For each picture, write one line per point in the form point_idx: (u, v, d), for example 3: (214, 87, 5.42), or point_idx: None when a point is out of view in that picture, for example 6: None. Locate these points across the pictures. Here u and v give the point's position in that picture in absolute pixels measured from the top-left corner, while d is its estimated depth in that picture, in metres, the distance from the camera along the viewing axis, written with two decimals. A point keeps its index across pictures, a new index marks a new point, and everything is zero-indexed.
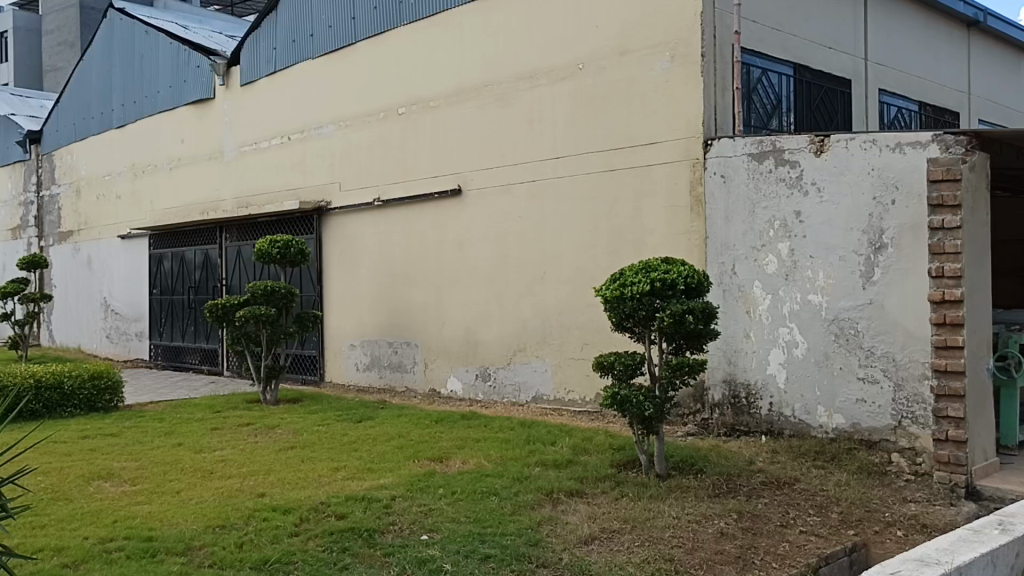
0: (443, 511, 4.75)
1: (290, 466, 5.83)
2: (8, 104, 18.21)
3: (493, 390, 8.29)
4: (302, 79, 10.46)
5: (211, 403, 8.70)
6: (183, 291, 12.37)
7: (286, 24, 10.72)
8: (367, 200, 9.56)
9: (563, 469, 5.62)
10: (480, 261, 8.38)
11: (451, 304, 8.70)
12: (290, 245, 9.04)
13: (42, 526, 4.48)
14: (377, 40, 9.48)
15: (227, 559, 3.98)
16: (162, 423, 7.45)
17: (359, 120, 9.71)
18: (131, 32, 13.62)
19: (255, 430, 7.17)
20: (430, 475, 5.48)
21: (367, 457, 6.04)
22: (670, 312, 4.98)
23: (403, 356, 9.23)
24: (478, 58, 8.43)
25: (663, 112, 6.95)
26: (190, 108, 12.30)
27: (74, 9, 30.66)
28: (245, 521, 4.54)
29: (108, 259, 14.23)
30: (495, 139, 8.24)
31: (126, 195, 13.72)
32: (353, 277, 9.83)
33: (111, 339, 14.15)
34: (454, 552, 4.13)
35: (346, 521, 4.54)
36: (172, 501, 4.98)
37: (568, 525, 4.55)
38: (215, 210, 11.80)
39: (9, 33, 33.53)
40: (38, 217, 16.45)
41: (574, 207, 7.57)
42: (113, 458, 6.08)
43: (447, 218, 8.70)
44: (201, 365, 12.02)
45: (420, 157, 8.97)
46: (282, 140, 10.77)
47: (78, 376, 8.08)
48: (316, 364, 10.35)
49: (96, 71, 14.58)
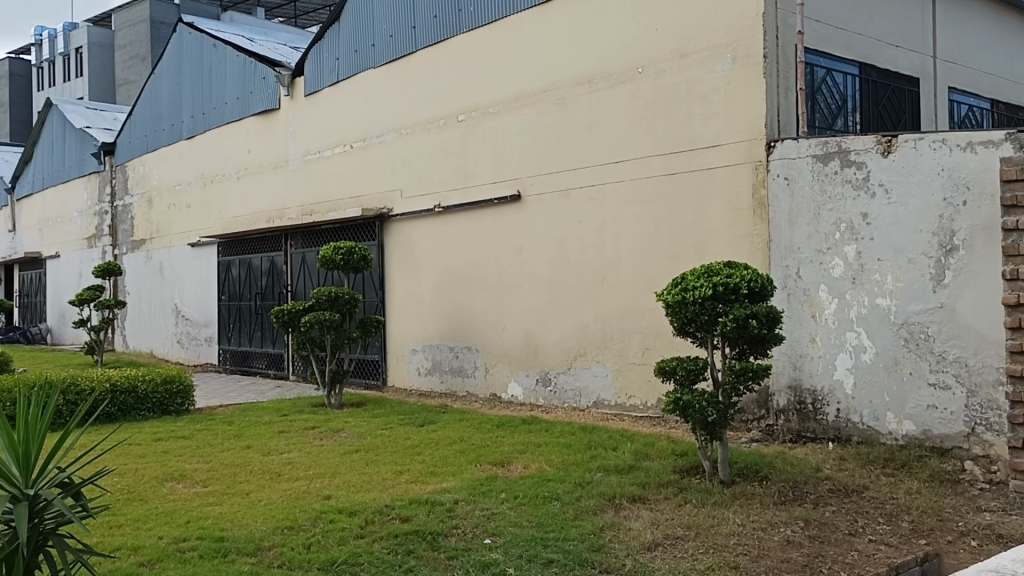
0: (506, 515, 4.78)
1: (355, 469, 5.93)
2: (84, 117, 18.90)
3: (554, 395, 8.30)
4: (364, 88, 10.63)
5: (277, 406, 8.89)
6: (250, 298, 12.66)
7: (348, 34, 10.91)
8: (427, 206, 9.67)
9: (625, 474, 5.60)
10: (540, 266, 8.40)
11: (511, 308, 8.74)
12: (353, 251, 9.19)
13: (119, 525, 4.64)
14: (436, 48, 9.59)
15: (296, 559, 4.07)
16: (231, 426, 7.65)
17: (419, 127, 9.83)
18: (199, 45, 14.00)
19: (320, 433, 7.31)
20: (492, 479, 5.52)
21: (430, 460, 6.11)
22: (732, 316, 4.93)
23: (464, 360, 9.30)
24: (537, 63, 8.46)
25: (725, 114, 6.88)
26: (256, 119, 12.59)
27: (145, 25, 31.76)
28: (312, 523, 4.63)
29: (179, 266, 14.65)
30: (554, 144, 8.26)
31: (196, 204, 14.11)
32: (414, 283, 9.94)
33: (182, 344, 14.56)
34: (517, 556, 4.15)
35: (410, 524, 4.60)
36: (242, 502, 5.11)
37: (631, 530, 4.54)
38: (280, 218, 12.05)
39: (84, 49, 34.85)
40: (112, 226, 17.02)
41: (634, 211, 7.54)
42: (185, 460, 6.26)
43: (507, 223, 8.74)
44: (268, 369, 12.29)
45: (479, 163, 9.03)
46: (344, 148, 10.95)
47: (151, 381, 8.33)
48: (379, 369, 10.49)
49: (167, 84, 15.02)
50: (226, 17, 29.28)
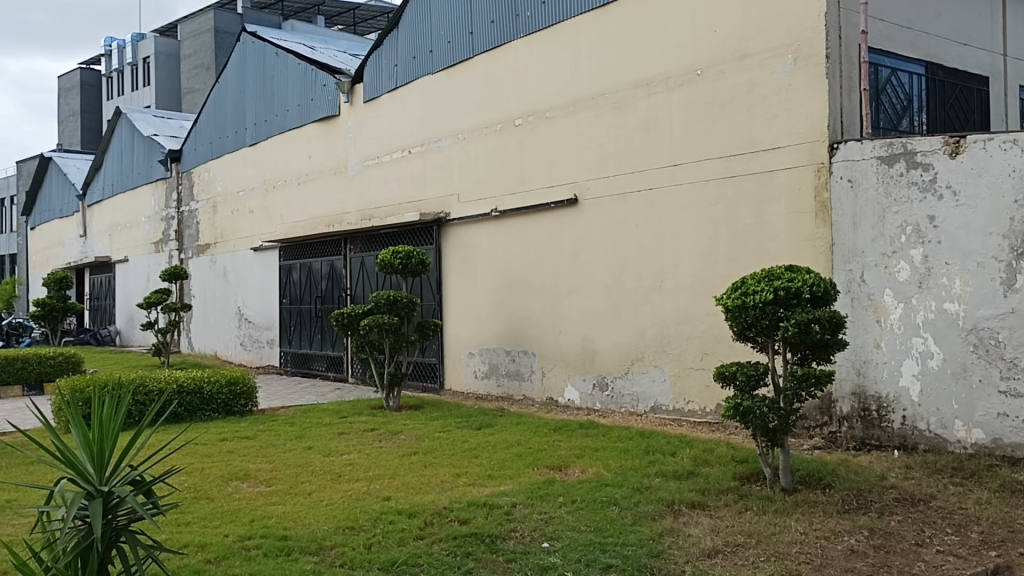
0: (564, 519, 4.78)
1: (413, 471, 5.99)
2: (153, 125, 19.45)
3: (611, 400, 8.26)
4: (422, 94, 10.74)
5: (337, 408, 9.01)
6: (311, 301, 12.86)
7: (407, 40, 11.03)
8: (484, 210, 9.72)
9: (683, 480, 5.56)
10: (598, 271, 8.38)
11: (568, 312, 8.73)
12: (412, 256, 9.28)
13: (187, 522, 4.76)
14: (494, 54, 9.65)
15: (357, 559, 4.13)
16: (293, 427, 7.79)
17: (476, 132, 9.90)
18: (262, 54, 14.30)
19: (379, 435, 7.40)
20: (550, 483, 5.52)
21: (488, 463, 6.14)
22: (794, 321, 4.86)
23: (520, 364, 9.32)
24: (594, 67, 8.45)
25: (786, 116, 6.78)
26: (317, 125, 12.81)
27: (209, 35, 32.61)
28: (372, 523, 4.70)
29: (242, 270, 14.96)
30: (612, 147, 8.24)
31: (258, 209, 14.40)
32: (471, 287, 9.99)
33: (245, 346, 14.87)
34: (575, 560, 4.15)
35: (469, 526, 4.63)
36: (305, 502, 5.20)
37: (690, 537, 4.50)
38: (340, 222, 12.23)
39: (151, 59, 35.90)
40: (178, 231, 17.46)
41: (692, 214, 7.48)
42: (249, 460, 6.39)
43: (564, 226, 8.73)
44: (328, 371, 12.48)
45: (537, 167, 9.05)
46: (402, 154, 11.08)
47: (216, 382, 8.53)
48: (437, 372, 10.57)
49: (231, 92, 15.37)
50: (287, 26, 29.93)
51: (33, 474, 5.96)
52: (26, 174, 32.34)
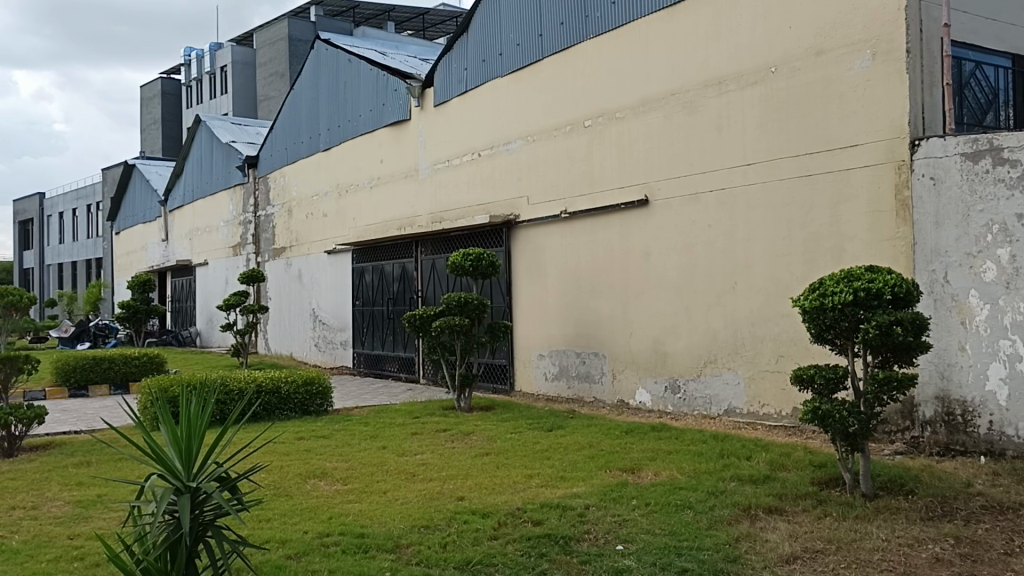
0: (638, 522, 4.75)
1: (486, 471, 6.03)
2: (230, 133, 20.01)
3: (684, 402, 8.18)
4: (492, 97, 10.80)
5: (410, 409, 9.13)
6: (383, 303, 13.05)
7: (477, 44, 11.10)
8: (554, 212, 9.72)
9: (759, 484, 5.47)
10: (668, 272, 8.30)
11: (639, 315, 8.68)
12: (482, 258, 9.33)
13: (268, 519, 4.89)
14: (563, 56, 9.65)
15: (433, 557, 4.18)
16: (367, 427, 7.92)
17: (546, 134, 9.91)
18: (335, 61, 14.57)
19: (451, 436, 7.46)
20: (623, 485, 5.49)
21: (560, 465, 6.14)
22: (875, 322, 4.74)
23: (591, 366, 9.30)
24: (665, 67, 8.39)
25: (864, 113, 6.63)
26: (388, 130, 12.99)
27: (284, 43, 33.38)
28: (447, 523, 4.75)
29: (316, 273, 15.26)
30: (683, 147, 8.16)
31: (332, 213, 14.68)
32: (541, 289, 10.00)
33: (319, 348, 15.17)
34: (650, 564, 4.12)
35: (542, 527, 4.64)
36: (380, 500, 5.28)
37: (768, 542, 4.43)
38: (411, 225, 12.39)
39: (229, 68, 36.93)
40: (255, 235, 17.90)
41: (766, 215, 7.35)
42: (326, 459, 6.52)
43: (634, 228, 8.68)
44: (400, 372, 12.64)
45: (607, 168, 9.02)
46: (472, 157, 11.16)
47: (293, 382, 8.73)
48: (507, 373, 10.61)
49: (305, 99, 15.70)
50: (358, 33, 30.49)
51: (123, 469, 6.19)
52: (111, 180, 33.60)
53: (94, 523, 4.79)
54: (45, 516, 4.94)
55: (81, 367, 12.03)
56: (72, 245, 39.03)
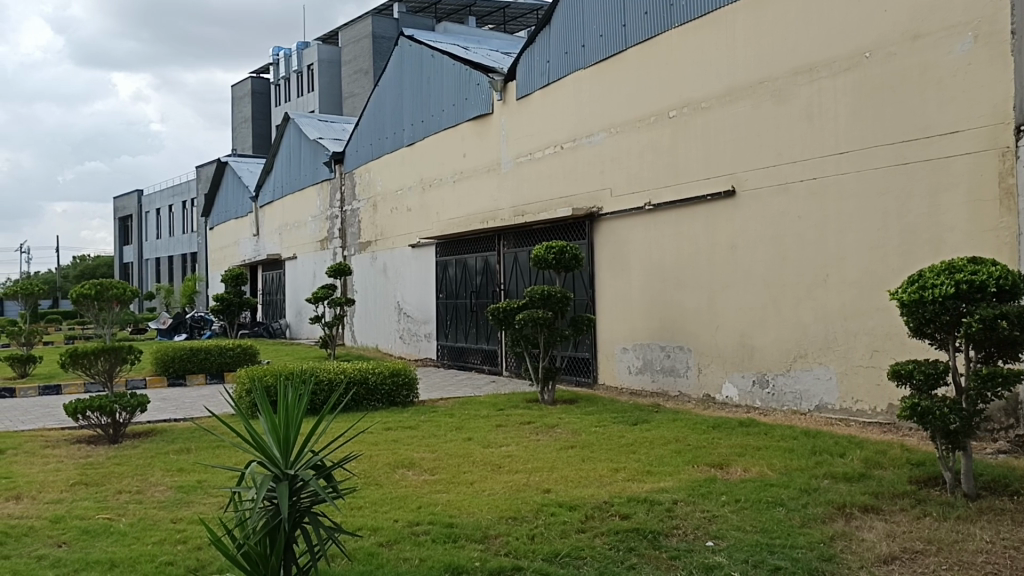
0: (728, 518, 4.68)
1: (571, 465, 6.01)
2: (317, 129, 20.46)
3: (772, 397, 8.02)
4: (575, 89, 10.76)
5: (494, 401, 9.20)
6: (466, 296, 13.15)
7: (559, 36, 11.07)
8: (638, 205, 9.64)
9: (854, 483, 5.32)
10: (757, 265, 8.13)
11: (725, 308, 8.53)
12: (565, 251, 9.31)
13: (359, 507, 5.00)
14: (647, 46, 9.55)
15: (522, 549, 4.20)
16: (452, 418, 8.01)
17: (629, 125, 9.82)
18: (418, 56, 14.74)
19: (536, 428, 7.49)
20: (712, 481, 5.42)
21: (646, 459, 6.09)
22: (978, 317, 4.54)
23: (676, 360, 9.20)
24: (753, 55, 8.21)
25: (964, 98, 6.37)
26: (471, 124, 13.08)
27: (368, 40, 33.95)
28: (534, 514, 4.76)
29: (401, 267, 15.50)
30: (771, 137, 7.97)
31: (416, 208, 14.87)
32: (625, 282, 9.93)
33: (404, 340, 15.41)
34: (742, 561, 4.06)
35: (630, 521, 4.61)
36: (467, 491, 5.34)
37: (864, 542, 4.31)
38: (494, 219, 12.46)
39: (315, 66, 37.77)
40: (341, 229, 18.27)
41: (859, 205, 7.13)
42: (413, 449, 6.62)
43: (720, 220, 8.53)
44: (483, 365, 12.76)
45: (692, 159, 8.88)
46: (555, 150, 11.15)
47: (380, 373, 8.89)
48: (590, 367, 10.58)
49: (389, 95, 15.93)
50: (441, 28, 30.88)
51: (221, 456, 6.42)
52: (205, 177, 34.78)
53: (195, 507, 4.97)
54: (149, 500, 5.15)
55: (179, 357, 12.50)
56: (169, 241, 40.55)
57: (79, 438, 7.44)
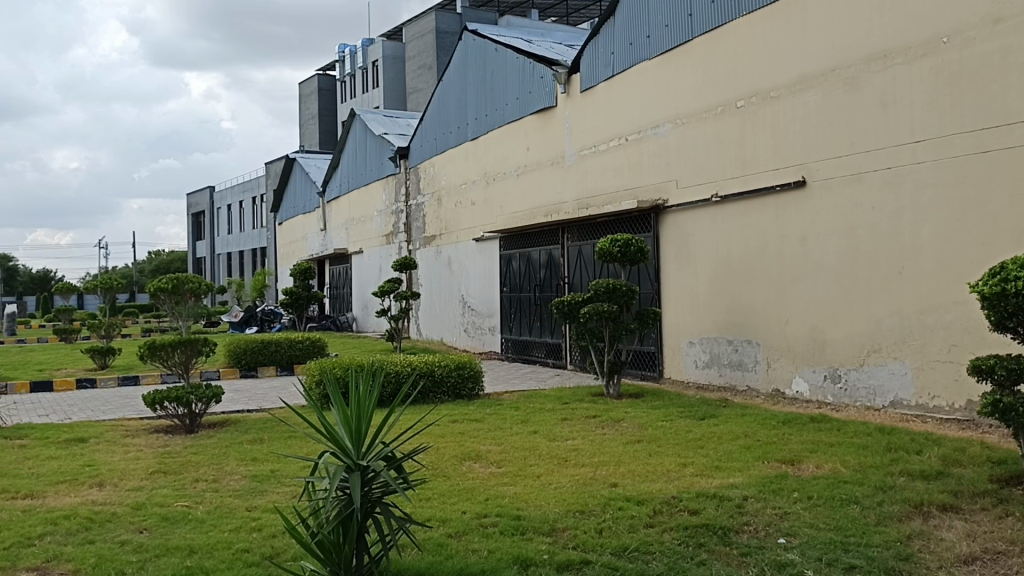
0: (800, 515, 4.60)
1: (638, 459, 5.97)
2: (383, 125, 20.68)
3: (845, 392, 7.84)
4: (640, 81, 10.67)
5: (559, 394, 9.19)
6: (530, 290, 13.16)
7: (623, 27, 10.97)
8: (704, 196, 9.51)
9: (932, 480, 5.17)
10: (828, 257, 7.95)
11: (795, 302, 8.36)
12: (630, 243, 9.22)
13: (429, 498, 5.05)
14: (714, 36, 9.40)
15: (589, 542, 4.19)
16: (518, 411, 8.03)
17: (695, 116, 9.69)
18: (482, 51, 14.77)
19: (601, 422, 7.45)
20: (783, 477, 5.32)
21: (715, 455, 6.01)
22: None
23: (744, 354, 9.06)
24: (825, 43, 8.02)
25: None
26: (535, 118, 13.07)
27: (431, 36, 34.21)
28: (602, 508, 4.74)
29: (466, 261, 15.58)
30: (843, 126, 7.77)
31: (480, 202, 14.92)
32: (691, 275, 9.81)
33: (469, 333, 15.51)
34: (815, 559, 3.98)
35: (700, 516, 4.56)
36: (534, 484, 5.34)
37: (943, 541, 4.18)
38: (558, 212, 12.44)
39: (380, 62, 38.19)
40: (406, 224, 18.45)
41: (935, 195, 6.92)
42: (480, 442, 6.65)
43: (790, 211, 8.37)
44: (548, 358, 12.77)
45: (761, 150, 8.72)
46: (619, 142, 11.07)
47: (446, 365, 8.95)
48: (656, 360, 10.50)
49: (454, 89, 16.01)
50: (504, 22, 30.95)
51: (293, 446, 6.55)
52: (274, 174, 35.50)
53: (269, 496, 5.09)
54: (225, 488, 5.29)
55: (251, 350, 12.80)
56: (240, 236, 41.49)
57: (157, 427, 7.67)
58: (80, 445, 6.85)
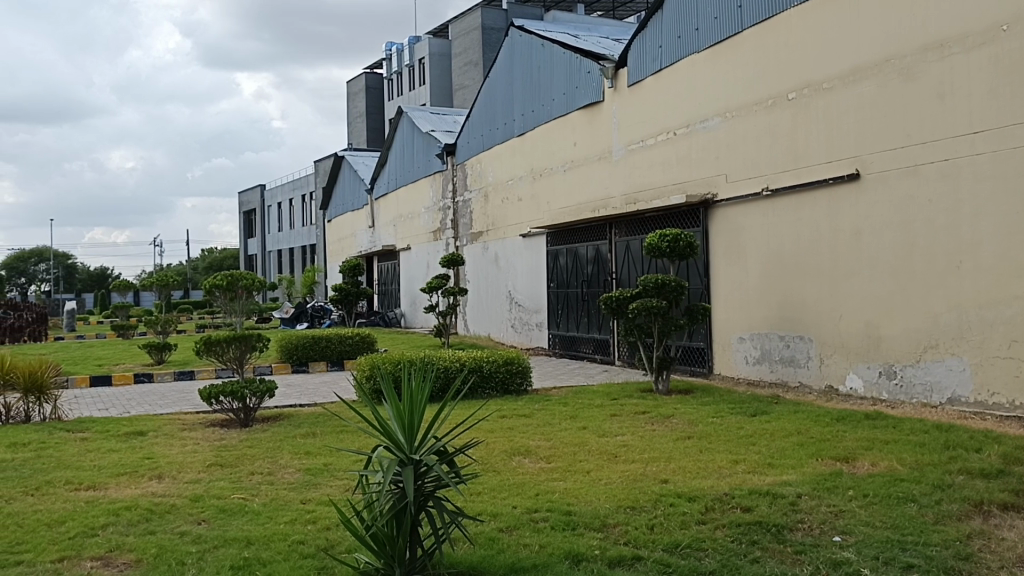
0: (856, 513, 4.52)
1: (688, 456, 5.92)
2: (430, 122, 20.79)
3: (900, 389, 7.69)
4: (688, 74, 10.57)
5: (608, 390, 9.16)
6: (578, 285, 13.13)
7: (672, 21, 10.89)
8: (755, 190, 9.40)
9: (992, 479, 5.06)
10: (884, 252, 7.80)
11: (849, 297, 8.22)
12: (679, 238, 9.15)
13: (479, 493, 5.08)
14: (764, 27, 9.28)
15: (641, 538, 4.18)
16: (567, 407, 8.02)
17: (745, 109, 9.58)
18: (528, 46, 14.77)
19: (651, 418, 7.42)
20: (837, 475, 5.24)
21: (767, 452, 5.94)
22: None
23: (796, 350, 8.94)
24: (879, 33, 7.86)
25: None
26: (582, 113, 13.02)
27: (477, 32, 34.32)
28: (653, 505, 4.72)
29: (513, 257, 15.60)
30: (898, 117, 7.62)
31: (527, 198, 14.93)
32: (742, 270, 9.70)
33: (516, 329, 15.54)
34: (872, 557, 3.91)
35: (753, 514, 4.52)
36: (584, 480, 5.34)
37: (1004, 541, 4.09)
38: (605, 207, 12.40)
39: (426, 60, 38.42)
40: (454, 220, 18.54)
41: (995, 187, 6.74)
42: (529, 437, 6.66)
43: (843, 205, 8.22)
44: (595, 354, 12.74)
45: (813, 142, 8.58)
46: (667, 136, 10.99)
47: (494, 361, 8.99)
48: (705, 356, 10.41)
49: (500, 86, 16.02)
50: (551, 17, 30.93)
51: (346, 440, 6.64)
52: (322, 171, 35.93)
53: (323, 489, 5.16)
54: (280, 481, 5.38)
55: (302, 345, 12.99)
56: (289, 234, 42.08)
57: (213, 421, 7.82)
58: (139, 438, 7.02)
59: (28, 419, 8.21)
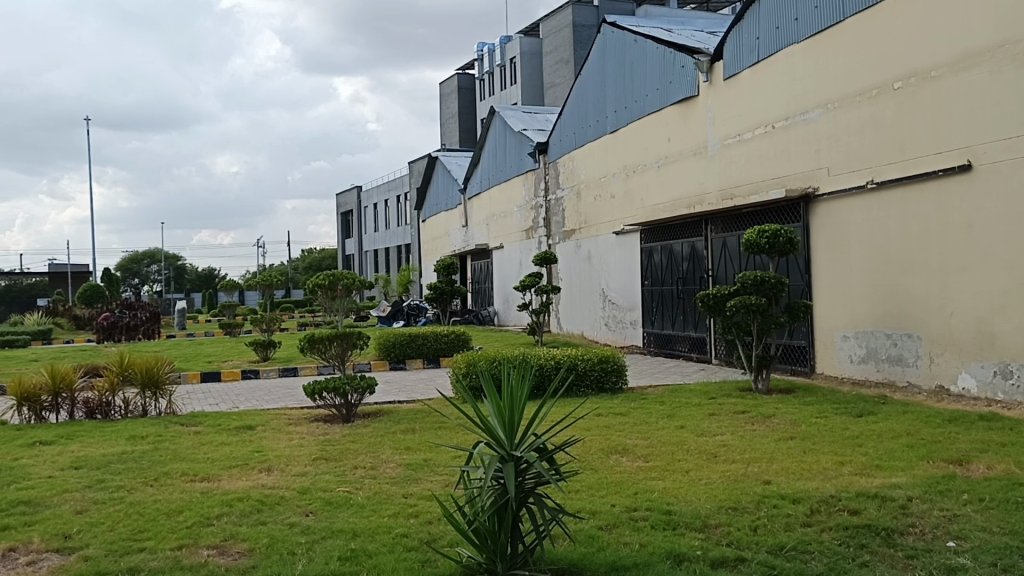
0: (971, 518, 4.34)
1: (791, 456, 5.80)
2: (522, 120, 20.87)
3: (1018, 389, 7.32)
4: (786, 65, 10.33)
5: (705, 389, 9.02)
6: (673, 283, 12.98)
7: (769, 11, 10.65)
8: (858, 183, 9.10)
9: None
10: (998, 245, 7.44)
11: (960, 293, 7.88)
12: (779, 234, 8.92)
13: (578, 490, 5.09)
14: (867, 15, 8.98)
15: (744, 540, 4.11)
16: (664, 406, 7.95)
17: (848, 99, 9.28)
18: (621, 42, 14.66)
19: (751, 418, 7.27)
20: (951, 478, 5.04)
21: (874, 453, 5.76)
22: None
23: (904, 349, 8.62)
24: (992, 16, 7.48)
25: None
26: (676, 107, 12.86)
27: (569, 30, 34.30)
28: (756, 505, 4.64)
29: (606, 254, 15.52)
30: (1013, 105, 7.24)
31: (621, 195, 14.83)
32: (845, 266, 9.42)
33: (610, 327, 15.48)
34: (989, 564, 3.75)
35: (860, 517, 4.39)
36: (684, 479, 5.29)
37: None
38: (701, 203, 12.21)
39: (518, 59, 38.61)
40: (546, 218, 18.57)
41: None
42: (627, 435, 6.64)
43: (953, 196, 7.88)
44: (691, 352, 12.58)
45: (921, 132, 8.25)
46: (765, 129, 10.75)
47: (589, 359, 8.97)
48: (807, 355, 10.15)
49: (593, 83, 15.96)
50: (644, 11, 30.67)
51: (445, 436, 6.75)
52: (417, 172, 36.56)
53: (423, 484, 5.26)
54: (382, 475, 5.51)
55: (399, 343, 13.25)
56: (385, 233, 42.93)
57: (317, 416, 8.06)
58: (249, 432, 7.29)
59: (146, 413, 8.63)
